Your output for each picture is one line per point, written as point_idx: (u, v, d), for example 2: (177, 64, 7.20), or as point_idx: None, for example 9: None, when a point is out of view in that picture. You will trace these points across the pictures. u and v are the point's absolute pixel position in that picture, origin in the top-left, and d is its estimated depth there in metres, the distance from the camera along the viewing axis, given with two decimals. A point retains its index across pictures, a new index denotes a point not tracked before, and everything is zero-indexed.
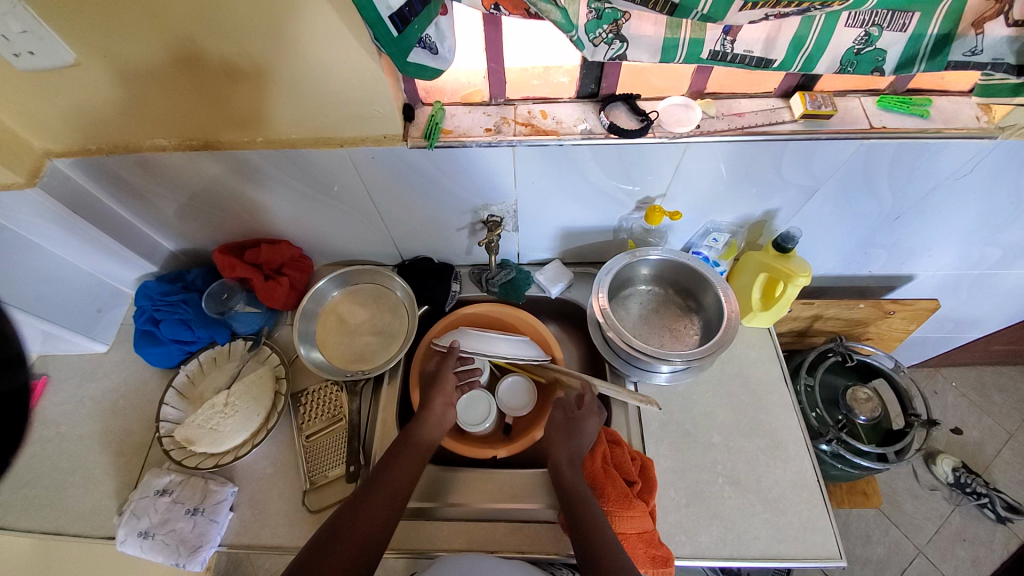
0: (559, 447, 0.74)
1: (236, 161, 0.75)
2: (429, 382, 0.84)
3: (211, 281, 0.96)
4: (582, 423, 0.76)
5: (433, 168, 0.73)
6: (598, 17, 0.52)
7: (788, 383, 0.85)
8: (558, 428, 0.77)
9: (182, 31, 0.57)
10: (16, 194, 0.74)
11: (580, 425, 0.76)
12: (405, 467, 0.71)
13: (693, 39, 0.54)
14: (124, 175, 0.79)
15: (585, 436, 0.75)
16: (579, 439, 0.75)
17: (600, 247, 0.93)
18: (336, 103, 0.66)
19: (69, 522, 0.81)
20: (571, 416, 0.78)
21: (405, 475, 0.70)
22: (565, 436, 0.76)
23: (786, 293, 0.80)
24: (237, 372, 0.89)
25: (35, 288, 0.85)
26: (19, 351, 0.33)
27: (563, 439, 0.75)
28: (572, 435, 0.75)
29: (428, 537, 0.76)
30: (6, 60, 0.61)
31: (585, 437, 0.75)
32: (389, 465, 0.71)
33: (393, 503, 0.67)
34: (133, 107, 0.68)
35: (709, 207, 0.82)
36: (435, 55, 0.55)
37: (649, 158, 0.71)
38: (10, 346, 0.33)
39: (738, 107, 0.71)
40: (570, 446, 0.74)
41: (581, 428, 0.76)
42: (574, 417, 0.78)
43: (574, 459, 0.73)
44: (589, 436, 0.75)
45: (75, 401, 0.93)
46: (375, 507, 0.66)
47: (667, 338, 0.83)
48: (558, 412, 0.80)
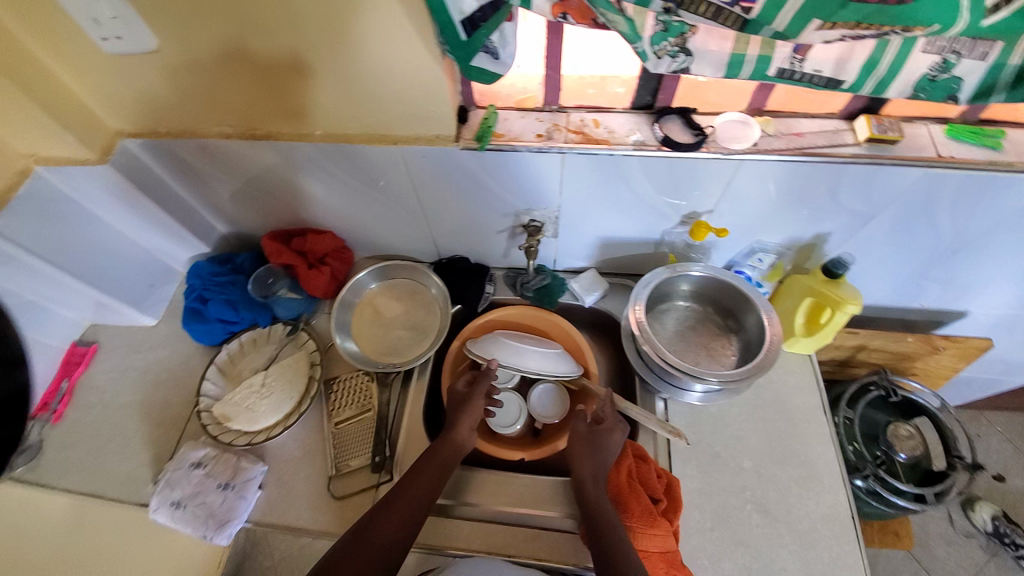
0: (582, 462, 0.72)
1: (293, 152, 0.78)
2: (456, 405, 0.82)
3: (258, 265, 1.00)
4: (606, 437, 0.74)
5: (482, 170, 0.74)
6: (664, 29, 0.51)
7: (828, 414, 0.82)
8: (582, 440, 0.75)
9: (259, 26, 0.60)
10: (89, 170, 0.78)
11: (604, 438, 0.74)
12: (432, 472, 0.72)
13: (761, 56, 0.53)
14: (186, 157, 0.83)
15: (610, 450, 0.73)
16: (603, 453, 0.73)
17: (639, 260, 0.92)
18: (394, 101, 0.67)
19: (106, 486, 0.86)
20: (596, 429, 0.76)
21: (431, 477, 0.72)
22: (590, 448, 0.74)
23: (832, 319, 0.78)
24: (275, 355, 0.92)
25: (98, 261, 0.89)
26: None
27: (587, 452, 0.73)
28: (596, 448, 0.73)
29: (446, 534, 0.77)
30: (94, 42, 0.65)
31: (610, 451, 0.73)
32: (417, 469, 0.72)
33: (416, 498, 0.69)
34: (204, 95, 0.72)
35: (757, 226, 0.80)
36: (496, 60, 0.55)
37: (700, 173, 0.70)
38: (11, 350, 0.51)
39: (797, 126, 0.69)
40: (595, 459, 0.72)
41: (604, 442, 0.74)
42: (599, 430, 0.75)
43: (599, 476, 0.71)
44: (614, 451, 0.73)
45: (121, 369, 0.98)
46: (399, 505, 0.67)
47: (702, 356, 0.82)
48: (580, 424, 0.78)
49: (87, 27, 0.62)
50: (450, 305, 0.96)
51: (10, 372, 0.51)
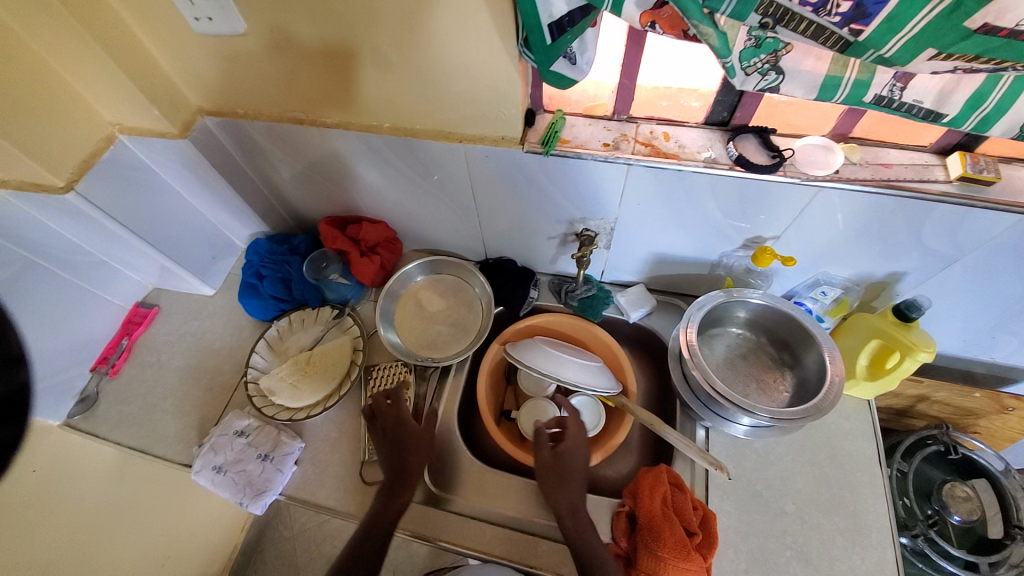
0: (556, 493, 0.73)
1: (360, 142, 0.79)
2: (406, 444, 0.78)
3: (312, 248, 1.03)
4: (570, 463, 0.76)
5: (542, 175, 0.74)
6: (756, 45, 0.49)
7: (883, 466, 0.77)
8: (548, 466, 0.76)
9: (344, 17, 0.61)
10: (170, 143, 0.82)
11: (569, 461, 0.76)
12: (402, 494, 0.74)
13: (857, 81, 0.50)
14: (258, 139, 0.86)
15: (575, 472, 0.75)
16: (571, 478, 0.74)
17: (691, 280, 0.89)
18: (464, 100, 0.68)
19: (153, 443, 0.90)
20: (560, 452, 0.77)
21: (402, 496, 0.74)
22: (560, 473, 0.75)
23: (900, 366, 0.73)
24: (321, 336, 0.94)
25: (169, 230, 0.94)
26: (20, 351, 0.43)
27: (557, 477, 0.74)
28: (566, 473, 0.75)
29: (442, 527, 0.76)
30: (187, 23, 0.69)
31: (576, 473, 0.76)
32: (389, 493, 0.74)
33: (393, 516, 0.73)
34: (282, 80, 0.74)
35: (825, 257, 0.75)
36: (574, 66, 0.55)
37: (773, 196, 0.66)
38: None
39: (884, 156, 0.65)
40: (567, 485, 0.74)
41: (570, 467, 0.76)
42: (564, 453, 0.77)
43: (576, 506, 0.72)
44: (579, 474, 0.75)
45: (178, 334, 1.03)
46: (380, 528, 0.71)
47: (753, 389, 0.78)
48: (543, 449, 0.78)
49: (183, 8, 0.66)
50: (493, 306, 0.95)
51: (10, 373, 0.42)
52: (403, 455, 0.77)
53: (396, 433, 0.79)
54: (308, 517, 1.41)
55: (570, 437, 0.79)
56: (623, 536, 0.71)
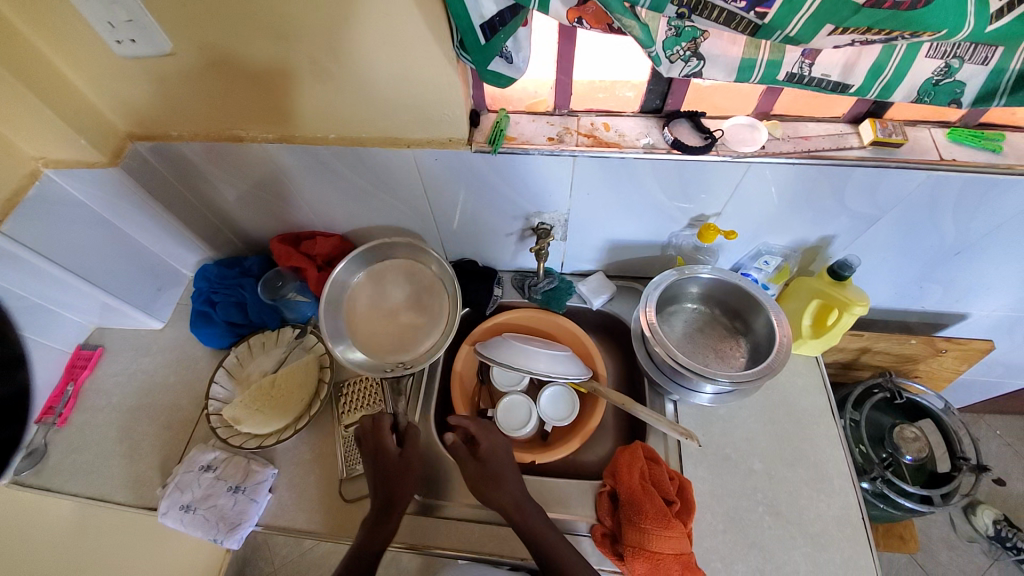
0: (495, 495, 0.72)
1: (305, 155, 0.78)
2: (390, 472, 0.75)
3: (266, 268, 1.01)
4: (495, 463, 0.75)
5: (492, 173, 0.75)
6: (677, 35, 0.52)
7: (837, 416, 0.83)
8: (472, 475, 0.75)
9: (276, 29, 0.60)
10: (100, 172, 0.78)
11: (493, 462, 0.76)
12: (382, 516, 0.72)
13: (770, 61, 0.55)
14: (197, 162, 0.83)
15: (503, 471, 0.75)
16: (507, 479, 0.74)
17: (645, 263, 0.93)
18: (408, 106, 0.69)
19: (114, 489, 0.85)
20: (482, 456, 0.76)
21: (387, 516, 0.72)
22: (488, 473, 0.74)
23: (839, 321, 0.79)
24: (283, 357, 0.92)
25: (105, 265, 0.90)
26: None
27: (489, 479, 0.74)
28: (495, 474, 0.74)
29: (430, 533, 0.76)
30: (108, 46, 0.66)
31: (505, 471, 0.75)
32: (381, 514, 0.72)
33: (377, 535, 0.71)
34: (217, 98, 0.72)
35: (764, 228, 0.81)
36: (510, 64, 0.56)
37: (710, 176, 0.71)
38: None
39: (804, 130, 0.70)
40: (502, 482, 0.74)
41: (498, 466, 0.75)
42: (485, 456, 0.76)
43: (521, 503, 0.72)
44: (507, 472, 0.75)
45: (128, 372, 0.97)
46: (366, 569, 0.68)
47: (713, 358, 0.83)
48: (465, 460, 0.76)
49: (102, 31, 0.63)
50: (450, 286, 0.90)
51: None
52: (384, 474, 0.75)
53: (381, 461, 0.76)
54: None
55: (487, 439, 0.78)
56: (607, 515, 0.73)
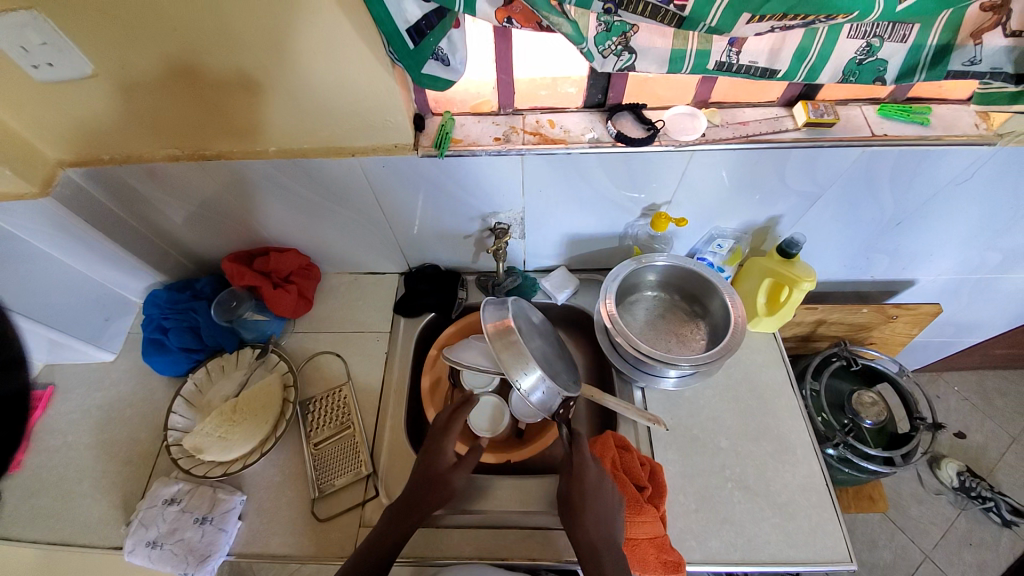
0: (582, 526, 0.65)
1: (250, 171, 0.76)
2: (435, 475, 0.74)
3: (219, 289, 0.98)
4: (587, 478, 0.68)
5: (442, 176, 0.75)
6: (607, 29, 0.53)
7: (795, 388, 0.86)
8: (573, 496, 0.67)
9: (203, 44, 0.58)
10: (30, 204, 0.74)
11: (594, 488, 0.67)
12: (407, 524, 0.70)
13: (699, 51, 0.56)
14: (136, 184, 0.80)
15: (599, 498, 0.67)
16: (602, 510, 0.66)
17: (606, 254, 0.94)
18: (349, 115, 0.67)
19: (76, 532, 0.81)
20: (575, 473, 0.69)
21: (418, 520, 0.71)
22: (586, 500, 0.67)
23: (791, 297, 0.81)
24: (245, 380, 0.89)
25: (44, 298, 0.85)
26: (20, 352, 0.35)
27: (587, 503, 0.66)
28: (593, 503, 0.66)
29: (440, 545, 0.75)
30: (23, 70, 0.62)
31: (607, 498, 0.67)
32: (401, 510, 0.71)
33: (391, 539, 0.69)
34: (149, 118, 0.69)
35: (713, 213, 0.83)
36: (446, 66, 0.56)
37: (656, 166, 0.72)
38: (11, 347, 0.35)
39: (742, 115, 0.72)
40: (601, 519, 0.66)
41: (592, 496, 0.67)
42: (584, 479, 0.68)
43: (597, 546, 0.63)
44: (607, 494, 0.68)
45: (83, 410, 0.93)
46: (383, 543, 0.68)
47: (675, 343, 0.84)
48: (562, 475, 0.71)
49: (16, 56, 0.59)
50: (532, 315, 0.82)
51: (8, 375, 0.34)
52: (429, 472, 0.74)
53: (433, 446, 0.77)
54: None
55: (592, 474, 0.68)
56: None
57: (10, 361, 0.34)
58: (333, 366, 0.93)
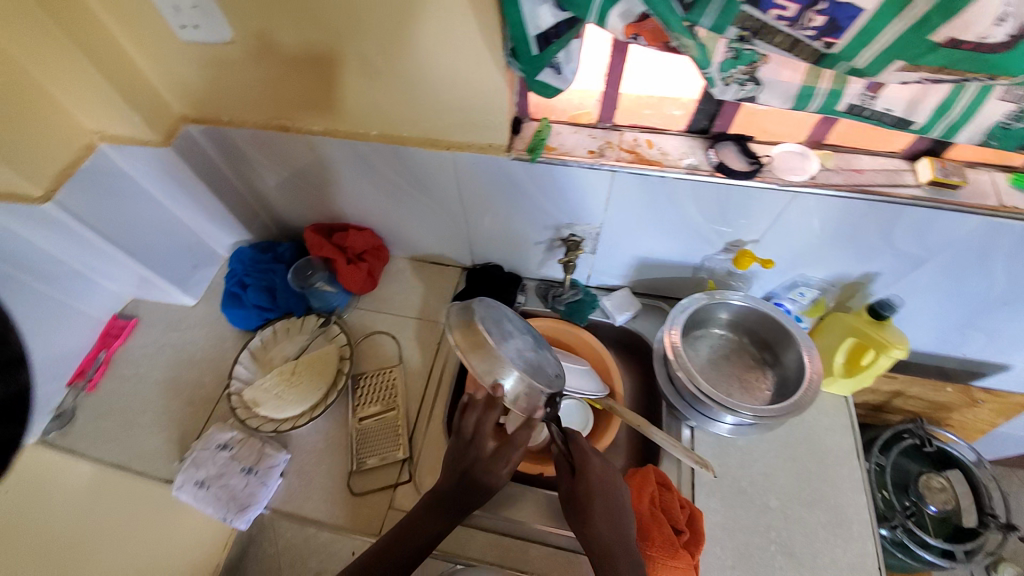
0: (596, 525, 0.63)
1: (349, 150, 0.79)
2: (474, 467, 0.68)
3: (298, 256, 1.03)
4: (591, 470, 0.66)
5: (529, 181, 0.75)
6: (735, 57, 0.51)
7: (862, 459, 0.79)
8: (579, 494, 0.65)
9: (332, 26, 0.61)
10: (151, 150, 0.81)
11: (600, 483, 0.66)
12: (426, 534, 0.67)
13: (832, 91, 0.53)
14: (244, 147, 0.85)
15: (607, 496, 0.65)
16: (612, 508, 0.65)
17: (677, 283, 0.91)
18: (453, 110, 0.69)
19: (135, 458, 0.87)
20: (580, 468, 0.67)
21: (430, 533, 0.68)
22: (596, 498, 0.65)
23: (875, 363, 0.76)
24: (306, 345, 0.93)
25: (146, 241, 0.91)
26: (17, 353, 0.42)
27: (596, 499, 0.64)
28: (601, 501, 0.65)
29: (462, 543, 0.75)
30: (173, 31, 0.68)
31: (618, 497, 0.66)
32: (409, 523, 0.68)
33: (397, 557, 0.66)
34: (269, 88, 0.74)
35: (803, 259, 0.78)
36: (558, 75, 0.56)
37: (753, 203, 0.69)
38: (12, 347, 0.42)
39: (857, 162, 0.68)
40: (612, 518, 0.64)
41: (598, 490, 0.65)
42: (588, 473, 0.66)
43: (609, 547, 0.62)
44: (615, 492, 0.66)
45: (158, 346, 1.00)
46: (405, 546, 0.67)
47: (736, 388, 0.80)
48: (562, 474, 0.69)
49: (169, 16, 0.65)
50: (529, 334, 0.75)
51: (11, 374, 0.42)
52: (463, 489, 0.69)
53: (465, 457, 0.69)
54: None
55: (595, 465, 0.67)
56: None
57: (12, 359, 0.42)
58: (388, 347, 0.95)
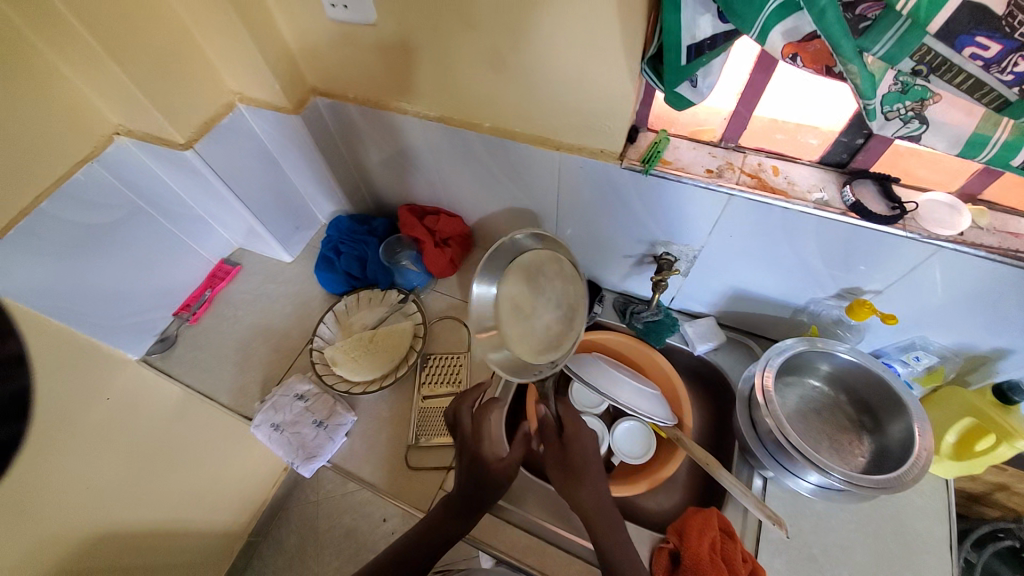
0: (583, 488, 0.68)
1: (459, 139, 0.82)
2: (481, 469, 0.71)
3: (389, 232, 1.08)
4: (578, 442, 0.73)
5: (635, 192, 0.73)
6: (902, 91, 0.45)
7: (957, 554, 0.70)
8: (568, 462, 0.71)
9: (472, 17, 0.63)
10: (281, 115, 0.87)
11: (586, 454, 0.71)
12: (431, 540, 0.68)
13: (1008, 142, 0.44)
14: (361, 123, 0.90)
15: (591, 460, 0.71)
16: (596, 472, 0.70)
17: (771, 322, 0.85)
18: (571, 110, 0.69)
19: (221, 392, 0.96)
20: (567, 440, 0.73)
21: (443, 537, 0.68)
22: (585, 465, 0.70)
23: (994, 451, 0.67)
24: (384, 317, 0.98)
25: (262, 199, 0.99)
26: None
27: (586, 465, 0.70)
28: (590, 470, 0.70)
29: (502, 539, 0.75)
30: (323, 9, 0.73)
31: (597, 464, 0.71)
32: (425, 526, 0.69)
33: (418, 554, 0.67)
34: (396, 71, 0.77)
35: (929, 321, 0.70)
36: (694, 88, 0.54)
37: (884, 249, 0.63)
38: None
39: (1014, 226, 0.59)
40: (596, 483, 0.69)
41: (585, 458, 0.71)
42: (573, 443, 0.72)
43: (602, 506, 0.68)
44: (595, 458, 0.72)
45: (255, 294, 1.09)
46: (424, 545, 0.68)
47: (826, 447, 0.74)
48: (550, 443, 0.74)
49: None
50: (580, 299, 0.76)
51: None
52: (474, 489, 0.70)
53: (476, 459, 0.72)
54: (334, 485, 1.51)
55: (582, 436, 0.74)
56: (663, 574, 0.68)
57: None
58: (460, 334, 0.97)
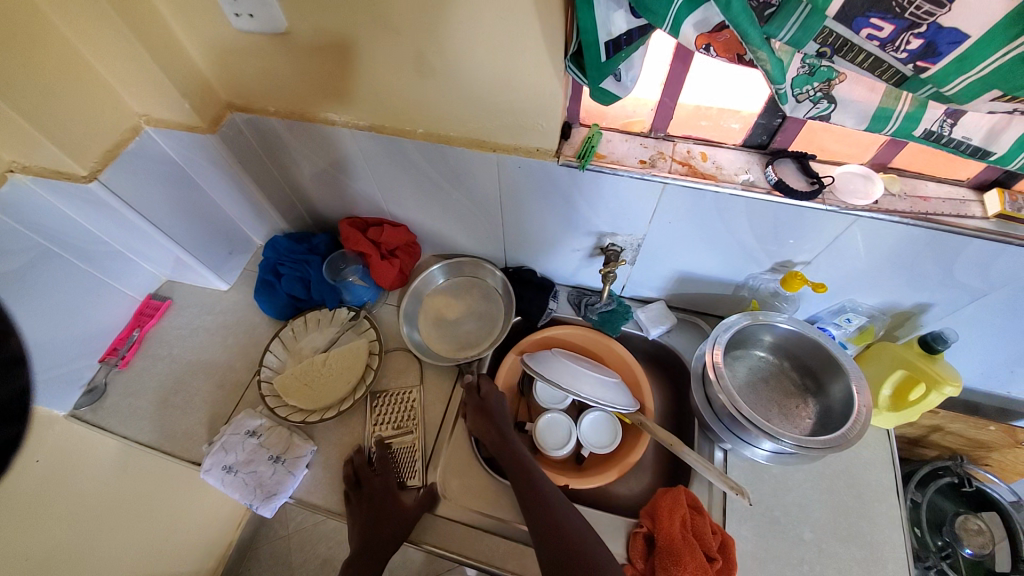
0: (486, 426, 0.80)
1: (393, 147, 0.79)
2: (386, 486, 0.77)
3: (332, 248, 1.04)
4: (490, 399, 0.83)
5: (575, 189, 0.73)
6: (810, 73, 0.47)
7: (902, 496, 0.76)
8: (482, 411, 0.82)
9: (390, 21, 0.60)
10: (196, 136, 0.81)
11: (496, 406, 0.82)
12: (375, 540, 0.73)
13: (909, 114, 0.48)
14: (286, 137, 0.85)
15: (497, 407, 0.82)
16: (499, 416, 0.81)
17: (716, 300, 0.89)
18: (503, 110, 0.67)
19: (164, 439, 0.89)
20: (482, 396, 0.84)
21: (385, 536, 0.73)
22: (492, 412, 0.81)
23: (926, 398, 0.72)
24: (335, 338, 0.94)
25: (186, 226, 0.92)
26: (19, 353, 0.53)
27: (494, 413, 0.81)
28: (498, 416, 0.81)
29: (485, 550, 0.74)
30: (228, 19, 0.68)
31: (502, 411, 0.82)
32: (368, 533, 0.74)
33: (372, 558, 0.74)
34: (318, 82, 0.73)
35: (856, 285, 0.75)
36: (619, 82, 0.54)
37: (807, 223, 0.67)
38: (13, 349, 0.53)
39: (923, 189, 0.64)
40: (502, 423, 0.81)
41: (495, 408, 0.82)
42: (487, 398, 0.83)
43: (509, 437, 0.79)
44: (501, 407, 0.83)
45: (191, 328, 1.02)
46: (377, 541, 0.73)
47: (777, 413, 0.78)
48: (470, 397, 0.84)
49: (224, 4, 0.65)
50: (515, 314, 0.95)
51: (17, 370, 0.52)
52: (385, 515, 0.74)
53: (379, 497, 0.76)
54: (303, 517, 1.44)
55: (491, 394, 0.84)
56: (639, 558, 0.70)
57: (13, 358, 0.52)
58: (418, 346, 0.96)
